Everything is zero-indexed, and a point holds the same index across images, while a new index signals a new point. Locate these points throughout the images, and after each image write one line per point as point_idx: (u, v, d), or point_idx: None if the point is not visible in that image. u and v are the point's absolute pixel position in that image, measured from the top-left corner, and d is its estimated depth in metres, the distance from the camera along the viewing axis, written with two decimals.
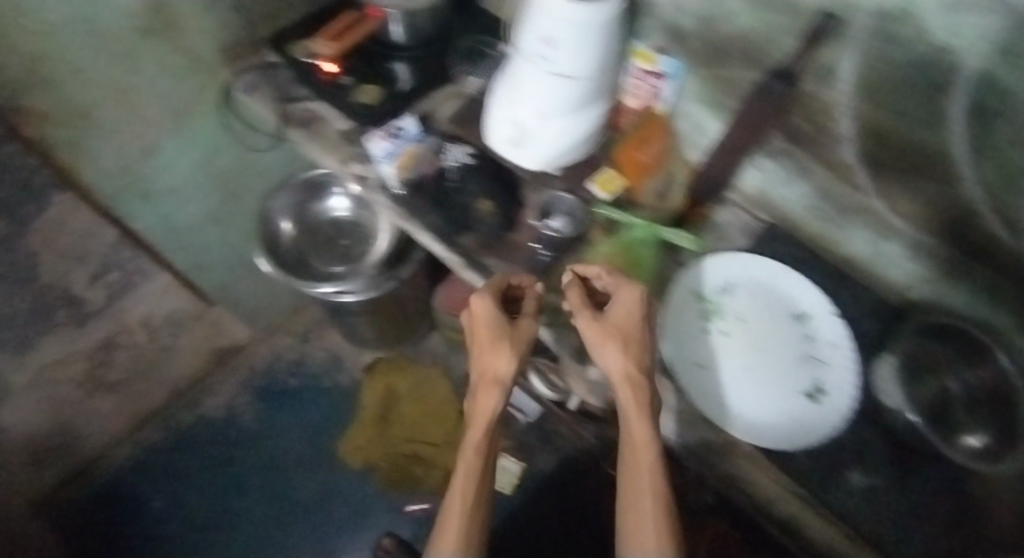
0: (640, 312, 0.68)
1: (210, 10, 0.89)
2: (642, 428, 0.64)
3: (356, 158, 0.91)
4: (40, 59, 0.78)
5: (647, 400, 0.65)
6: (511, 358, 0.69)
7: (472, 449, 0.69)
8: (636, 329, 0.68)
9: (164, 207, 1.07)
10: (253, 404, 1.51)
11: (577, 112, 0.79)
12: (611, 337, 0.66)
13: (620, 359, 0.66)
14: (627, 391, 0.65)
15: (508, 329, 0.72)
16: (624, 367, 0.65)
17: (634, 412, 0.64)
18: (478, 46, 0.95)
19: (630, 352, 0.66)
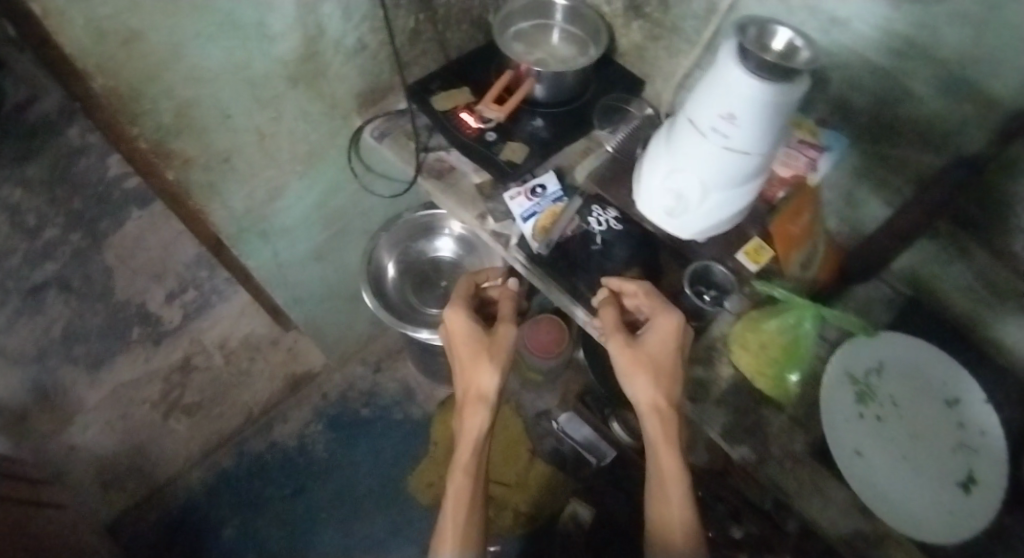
0: (677, 345, 0.77)
1: (354, 58, 0.90)
2: (668, 442, 0.77)
3: (492, 214, 0.91)
4: (191, 108, 0.78)
5: (674, 429, 0.77)
6: (493, 380, 0.91)
7: (467, 447, 0.93)
8: (674, 361, 0.77)
9: (278, 245, 1.06)
10: (326, 434, 1.46)
11: (741, 187, 0.77)
12: (645, 370, 0.76)
13: (651, 389, 0.76)
14: (654, 418, 0.77)
15: (485, 347, 0.94)
16: (655, 395, 0.76)
17: (660, 431, 0.77)
18: (615, 105, 0.96)
19: (664, 383, 0.76)
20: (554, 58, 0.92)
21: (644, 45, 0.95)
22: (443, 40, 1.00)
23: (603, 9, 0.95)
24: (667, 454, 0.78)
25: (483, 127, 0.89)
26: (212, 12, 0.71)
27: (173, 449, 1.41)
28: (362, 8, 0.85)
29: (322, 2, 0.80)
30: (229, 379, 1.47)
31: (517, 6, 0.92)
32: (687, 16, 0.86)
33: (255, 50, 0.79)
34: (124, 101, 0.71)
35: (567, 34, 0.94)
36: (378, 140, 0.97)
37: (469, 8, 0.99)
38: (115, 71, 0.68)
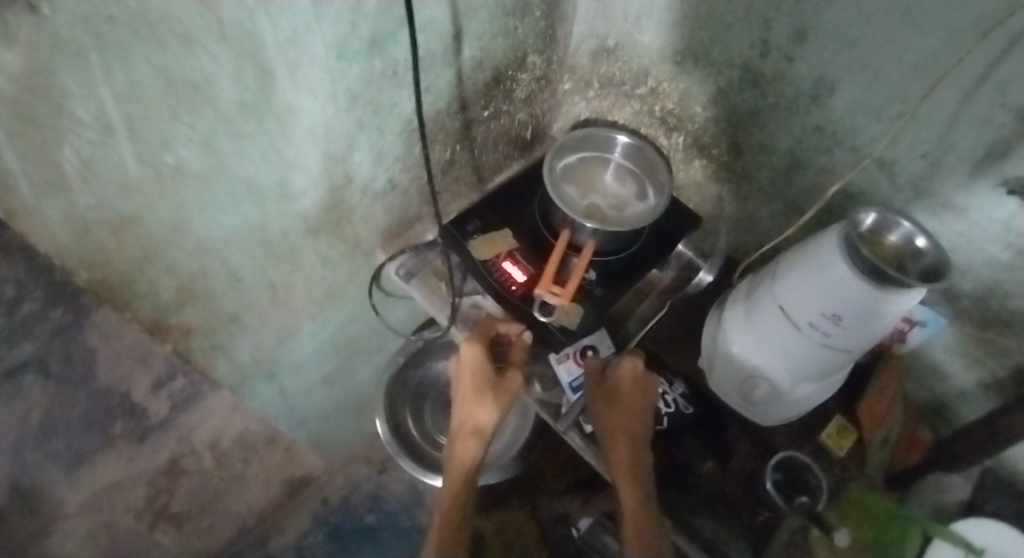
0: (642, 380, 0.74)
1: (382, 197, 0.78)
2: (628, 476, 0.68)
3: (539, 379, 0.79)
4: (195, 279, 0.66)
5: (632, 427, 0.71)
6: (491, 412, 0.78)
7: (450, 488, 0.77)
8: (637, 392, 0.73)
9: (285, 382, 0.94)
10: (326, 545, 1.36)
11: (832, 377, 0.69)
12: (608, 397, 0.72)
13: (610, 416, 0.71)
14: (609, 415, 0.71)
15: (495, 381, 0.78)
16: (614, 424, 0.71)
17: (622, 463, 0.69)
18: (671, 235, 0.82)
19: (622, 411, 0.71)
20: (608, 200, 0.81)
21: (705, 183, 0.84)
22: (477, 164, 0.88)
23: (660, 141, 0.85)
24: (631, 492, 0.67)
25: (544, 317, 0.75)
26: (225, 181, 0.59)
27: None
28: (395, 150, 0.74)
29: (353, 150, 0.69)
30: (219, 484, 1.19)
31: (565, 140, 0.81)
32: (762, 166, 0.76)
33: (273, 210, 0.67)
34: (116, 289, 0.60)
35: (623, 170, 0.83)
36: (405, 280, 0.85)
37: (508, 129, 0.88)
38: (103, 262, 0.57)
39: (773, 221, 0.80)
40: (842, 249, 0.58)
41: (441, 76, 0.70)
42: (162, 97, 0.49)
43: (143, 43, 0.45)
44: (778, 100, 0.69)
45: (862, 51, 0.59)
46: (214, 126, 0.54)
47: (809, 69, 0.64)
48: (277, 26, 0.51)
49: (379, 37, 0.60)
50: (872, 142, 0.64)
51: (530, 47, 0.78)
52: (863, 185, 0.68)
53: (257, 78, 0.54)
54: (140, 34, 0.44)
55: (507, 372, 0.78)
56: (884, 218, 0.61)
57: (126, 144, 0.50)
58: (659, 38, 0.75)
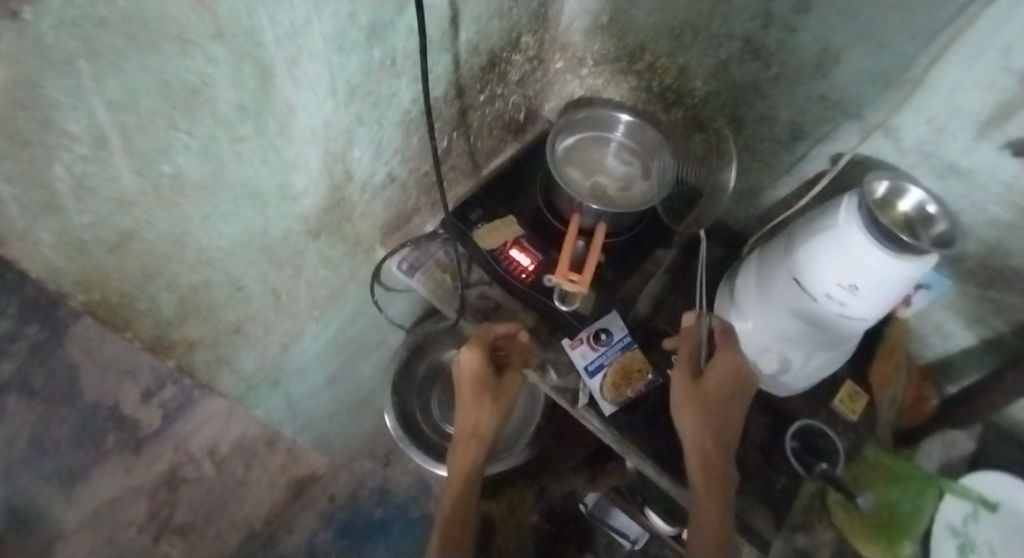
0: (737, 382, 0.71)
1: (381, 192, 0.76)
2: (710, 482, 0.67)
3: (553, 365, 0.78)
4: (197, 293, 0.63)
5: (713, 421, 0.70)
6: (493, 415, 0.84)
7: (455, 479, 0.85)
8: (731, 395, 0.71)
9: (289, 386, 0.92)
10: (336, 542, 1.34)
11: (845, 346, 0.69)
12: (697, 400, 0.70)
13: (701, 420, 0.69)
14: (686, 407, 0.70)
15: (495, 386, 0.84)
16: (701, 427, 0.69)
17: (707, 466, 0.68)
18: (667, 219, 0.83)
19: (709, 413, 0.70)
20: (613, 181, 0.80)
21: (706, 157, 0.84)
22: (474, 150, 0.86)
23: (658, 117, 0.84)
24: (709, 494, 0.66)
25: (562, 305, 0.74)
26: (225, 189, 0.57)
27: None
28: (395, 142, 0.71)
29: (353, 146, 0.66)
30: (226, 489, 1.23)
31: (565, 122, 0.80)
32: (765, 139, 0.76)
33: (274, 214, 0.64)
34: (116, 309, 0.57)
35: (626, 148, 0.81)
36: (408, 274, 0.83)
37: (502, 113, 0.86)
38: (101, 282, 0.54)
39: (777, 191, 0.80)
40: (861, 218, 0.59)
41: (439, 63, 0.67)
42: (158, 104, 0.46)
43: (138, 46, 0.41)
44: (781, 71, 0.68)
45: (867, 20, 0.59)
46: (213, 132, 0.51)
47: (813, 39, 0.64)
48: (274, 21, 0.48)
49: (377, 26, 0.57)
50: (878, 109, 0.64)
51: (524, 27, 0.76)
52: (868, 152, 0.68)
53: (256, 78, 0.51)
54: (135, 38, 0.41)
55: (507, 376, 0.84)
56: (896, 184, 0.62)
57: (120, 157, 0.47)
58: (656, 12, 0.73)
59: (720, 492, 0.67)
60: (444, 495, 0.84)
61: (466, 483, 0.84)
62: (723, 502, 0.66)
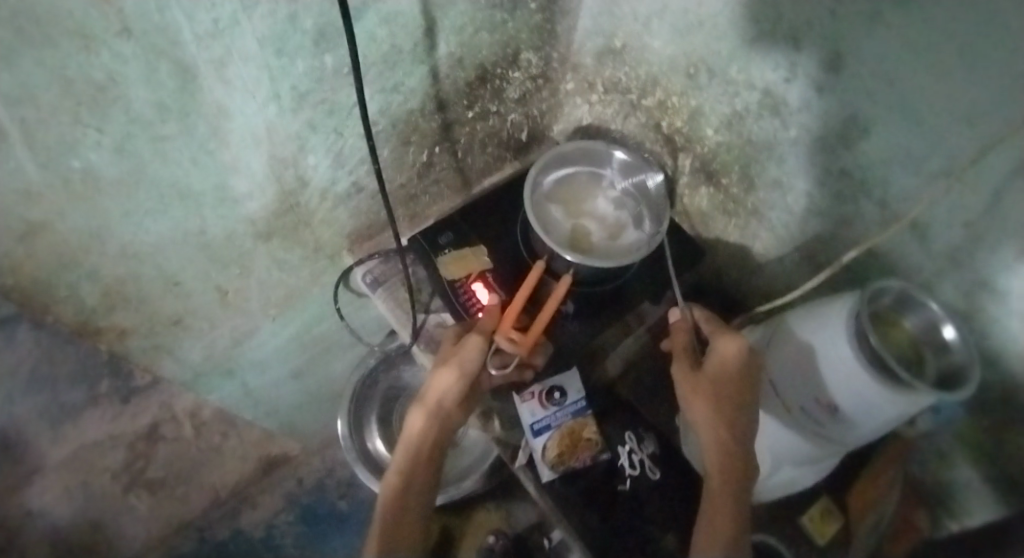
0: (746, 362, 0.58)
1: (346, 201, 0.71)
2: (724, 479, 0.57)
3: (499, 414, 0.72)
4: (124, 285, 0.61)
5: (728, 419, 0.57)
6: (447, 381, 0.64)
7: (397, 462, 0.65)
8: (742, 376, 0.57)
9: (246, 377, 0.90)
10: (297, 526, 1.35)
11: (826, 463, 0.62)
12: (699, 388, 0.60)
13: (708, 409, 0.58)
14: (695, 400, 0.59)
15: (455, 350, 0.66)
16: (710, 417, 0.58)
17: (720, 463, 0.57)
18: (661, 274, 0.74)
19: (718, 401, 0.58)
20: (600, 225, 0.72)
21: (710, 213, 0.74)
22: (461, 166, 0.80)
23: (665, 161, 0.76)
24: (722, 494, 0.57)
25: (499, 370, 0.66)
26: (149, 186, 0.53)
27: (136, 527, 1.18)
28: (358, 152, 0.66)
29: (306, 154, 0.61)
30: (203, 451, 1.18)
31: (559, 151, 0.72)
32: (775, 206, 0.66)
33: (213, 215, 0.60)
34: (32, 294, 0.56)
35: (621, 191, 0.74)
36: (370, 288, 0.78)
37: (497, 131, 0.79)
38: (13, 268, 0.52)
39: (784, 266, 0.70)
40: (850, 329, 0.52)
41: (412, 75, 0.61)
42: (60, 99, 0.42)
43: (29, 42, 0.38)
44: (800, 134, 0.58)
45: (904, 92, 0.48)
46: (127, 129, 0.47)
47: (839, 104, 0.54)
48: (193, 18, 0.43)
49: (328, 31, 0.51)
50: (903, 199, 0.54)
51: (522, 43, 0.69)
52: (887, 245, 0.58)
53: (176, 77, 0.46)
54: (27, 34, 0.37)
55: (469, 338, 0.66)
56: (907, 293, 0.53)
57: (23, 150, 0.44)
58: (670, 45, 0.64)
59: (734, 488, 0.56)
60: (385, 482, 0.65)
61: (409, 476, 0.64)
62: (738, 500, 0.56)
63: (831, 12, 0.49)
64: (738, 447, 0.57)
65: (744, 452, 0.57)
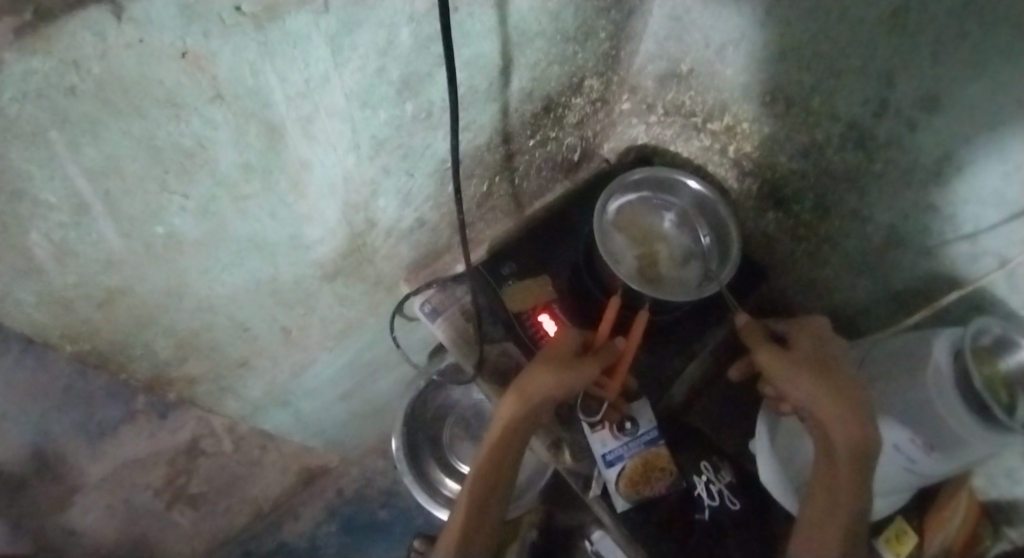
0: (831, 343, 0.60)
1: (408, 236, 0.70)
2: (855, 462, 0.54)
3: (569, 445, 0.71)
4: (198, 335, 0.60)
5: (850, 398, 0.55)
6: (549, 388, 0.62)
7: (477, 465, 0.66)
8: (833, 356, 0.59)
9: (300, 404, 0.90)
10: (340, 536, 1.36)
11: (900, 494, 0.63)
12: (805, 370, 0.58)
13: (824, 389, 0.56)
14: (805, 377, 0.57)
15: (562, 359, 0.64)
16: (829, 400, 0.55)
17: (857, 447, 0.54)
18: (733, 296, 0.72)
19: (830, 380, 0.57)
20: (670, 249, 0.71)
21: (777, 238, 0.73)
22: (518, 192, 0.78)
23: (730, 184, 0.74)
24: (850, 475, 0.54)
25: (588, 421, 0.70)
26: (228, 243, 0.52)
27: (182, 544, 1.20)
28: (426, 190, 0.64)
29: (377, 198, 0.60)
30: (240, 469, 1.18)
31: (624, 178, 0.71)
32: (850, 235, 0.65)
33: (285, 263, 0.59)
34: (109, 355, 0.55)
35: (686, 213, 0.72)
36: (429, 317, 0.77)
37: (554, 155, 0.77)
38: (89, 334, 0.52)
39: (859, 293, 0.69)
40: (948, 368, 0.51)
41: (484, 112, 0.59)
42: (147, 169, 0.41)
43: (117, 114, 0.36)
44: (886, 167, 0.57)
45: (1008, 133, 0.47)
46: (212, 192, 0.46)
47: (933, 142, 0.52)
48: (285, 80, 0.42)
49: (411, 80, 0.49)
50: (997, 238, 0.53)
51: (588, 71, 0.67)
52: (978, 280, 0.57)
53: (263, 138, 0.45)
54: (114, 106, 0.35)
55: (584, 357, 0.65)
56: (1005, 336, 0.52)
57: (105, 222, 0.43)
58: (745, 72, 0.63)
59: (863, 468, 0.54)
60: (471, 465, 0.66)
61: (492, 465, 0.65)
62: (863, 489, 0.55)
63: (932, 52, 0.48)
64: (871, 426, 0.54)
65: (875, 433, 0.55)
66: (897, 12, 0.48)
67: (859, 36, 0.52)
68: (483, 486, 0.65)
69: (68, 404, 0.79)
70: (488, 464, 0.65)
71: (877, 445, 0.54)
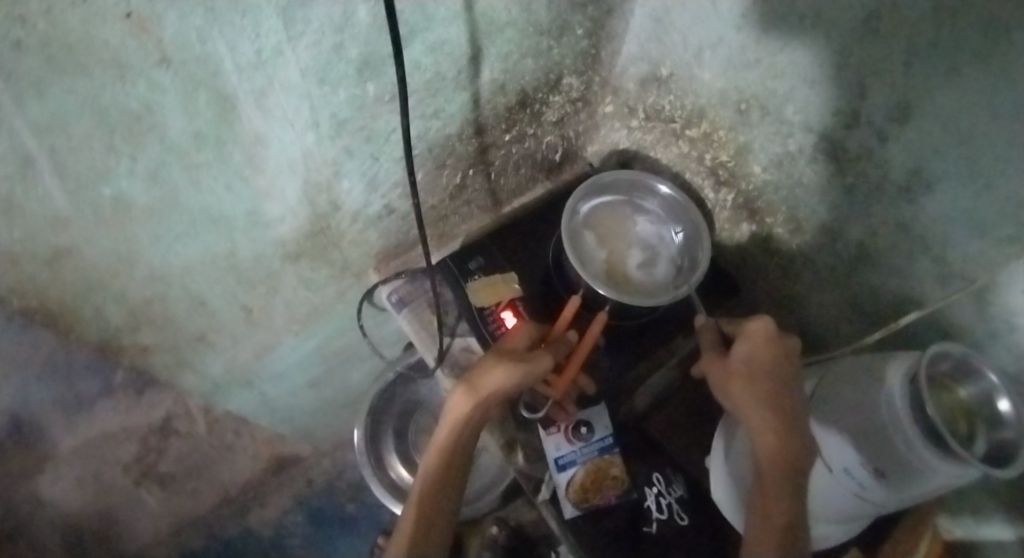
0: (779, 344, 0.58)
1: (376, 222, 0.70)
2: (778, 473, 0.53)
3: (522, 447, 0.71)
4: (151, 305, 0.60)
5: (782, 407, 0.55)
6: (503, 379, 0.61)
7: (430, 460, 0.63)
8: (776, 358, 0.57)
9: (265, 387, 0.89)
10: (305, 527, 1.35)
11: (860, 521, 0.61)
12: (735, 376, 0.58)
13: (752, 395, 0.56)
14: (742, 385, 0.57)
15: (517, 352, 0.63)
16: (754, 406, 0.55)
17: (779, 454, 0.53)
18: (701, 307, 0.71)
19: (759, 385, 0.56)
20: (642, 255, 0.70)
21: (751, 251, 0.72)
22: (494, 187, 0.78)
23: (706, 194, 0.73)
24: (777, 484, 0.53)
25: (529, 415, 0.69)
26: (181, 213, 0.51)
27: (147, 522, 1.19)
28: (393, 175, 0.64)
29: (340, 178, 0.59)
30: (212, 451, 1.18)
31: (598, 179, 0.71)
32: (822, 250, 0.63)
33: (243, 238, 0.59)
34: (58, 316, 0.55)
35: (659, 220, 0.71)
36: (396, 307, 0.77)
37: (533, 153, 0.76)
38: (36, 292, 0.51)
39: (828, 312, 0.67)
40: (902, 391, 0.50)
41: (453, 101, 0.59)
42: (92, 128, 0.41)
43: (63, 70, 0.36)
44: (857, 182, 0.56)
45: (977, 151, 0.46)
46: (162, 157, 0.45)
47: (903, 157, 0.51)
48: (236, 48, 0.41)
49: (372, 59, 0.49)
50: (964, 260, 0.51)
51: (566, 68, 0.67)
52: (944, 304, 0.55)
53: (214, 106, 0.44)
54: (58, 62, 0.35)
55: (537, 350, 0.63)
56: (966, 362, 0.50)
57: (51, 178, 0.42)
58: (723, 78, 0.62)
59: (790, 476, 0.53)
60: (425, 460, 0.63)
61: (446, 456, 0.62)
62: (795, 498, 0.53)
63: (903, 63, 0.47)
64: (791, 433, 0.53)
65: (799, 438, 0.53)
66: (869, 20, 0.47)
67: (832, 43, 0.51)
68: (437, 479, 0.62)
69: (34, 368, 0.80)
70: (440, 455, 0.62)
71: (799, 450, 0.53)
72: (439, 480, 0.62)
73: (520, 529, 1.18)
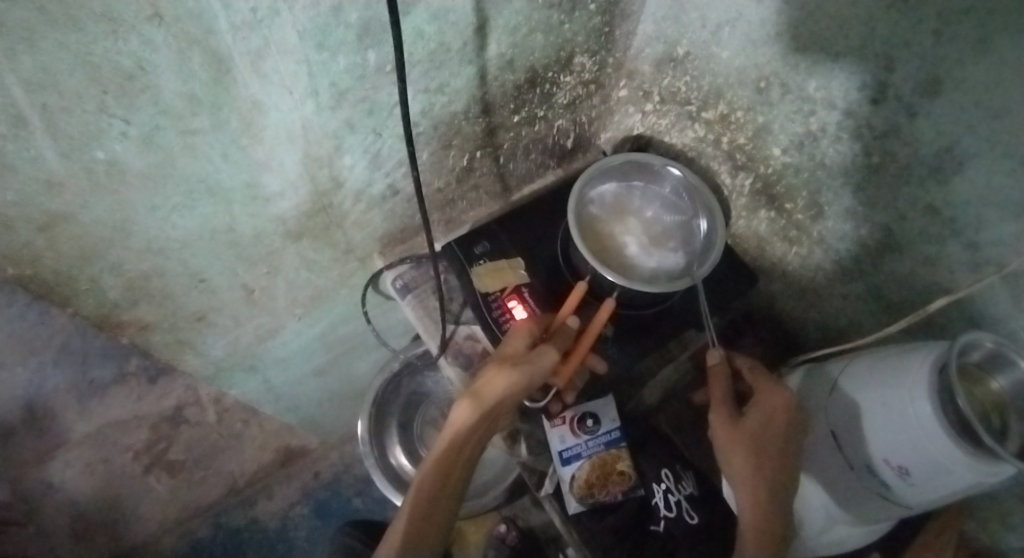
0: (790, 416, 0.58)
1: (380, 203, 0.69)
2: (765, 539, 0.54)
3: (526, 438, 0.68)
4: (149, 279, 0.60)
5: (776, 474, 0.56)
6: (505, 387, 0.57)
7: (432, 459, 0.59)
8: (785, 433, 0.58)
9: (269, 373, 0.88)
10: (310, 520, 1.34)
11: (884, 522, 0.57)
12: (741, 444, 0.58)
13: (753, 470, 0.56)
14: (746, 446, 0.57)
15: (518, 351, 0.60)
16: (750, 483, 0.56)
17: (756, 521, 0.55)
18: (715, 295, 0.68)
19: (763, 456, 0.57)
20: (653, 240, 0.68)
21: (769, 239, 0.69)
22: (503, 172, 0.76)
23: (723, 180, 0.70)
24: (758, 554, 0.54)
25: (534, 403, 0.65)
26: (178, 182, 0.50)
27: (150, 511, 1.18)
28: (397, 154, 0.63)
29: (342, 154, 0.58)
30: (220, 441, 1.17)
31: (609, 164, 0.68)
32: (844, 237, 0.60)
33: (242, 212, 0.58)
34: (53, 286, 0.54)
35: (669, 205, 0.70)
36: (400, 293, 0.75)
37: (544, 138, 0.74)
38: (31, 260, 0.50)
39: (849, 303, 0.64)
40: (931, 384, 0.46)
41: (459, 75, 0.57)
42: (84, 87, 0.39)
43: (53, 23, 0.34)
44: (882, 161, 0.53)
45: (1015, 125, 0.42)
46: (156, 120, 0.44)
47: (934, 131, 0.47)
48: (231, 7, 0.40)
49: (373, 25, 0.48)
50: (998, 244, 0.48)
51: (578, 46, 0.65)
52: (975, 291, 0.51)
53: (209, 68, 0.43)
54: (49, 14, 0.33)
55: (540, 347, 0.60)
56: (998, 352, 0.46)
57: (44, 138, 0.41)
58: (741, 55, 0.60)
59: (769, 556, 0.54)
60: (423, 462, 0.60)
61: (449, 459, 0.59)
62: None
63: (934, 31, 0.44)
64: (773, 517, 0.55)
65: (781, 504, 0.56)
66: None
67: (857, 11, 0.48)
68: (436, 479, 0.58)
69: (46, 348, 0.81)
70: (444, 457, 0.59)
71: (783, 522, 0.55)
72: (440, 479, 0.58)
73: (529, 531, 1.15)
